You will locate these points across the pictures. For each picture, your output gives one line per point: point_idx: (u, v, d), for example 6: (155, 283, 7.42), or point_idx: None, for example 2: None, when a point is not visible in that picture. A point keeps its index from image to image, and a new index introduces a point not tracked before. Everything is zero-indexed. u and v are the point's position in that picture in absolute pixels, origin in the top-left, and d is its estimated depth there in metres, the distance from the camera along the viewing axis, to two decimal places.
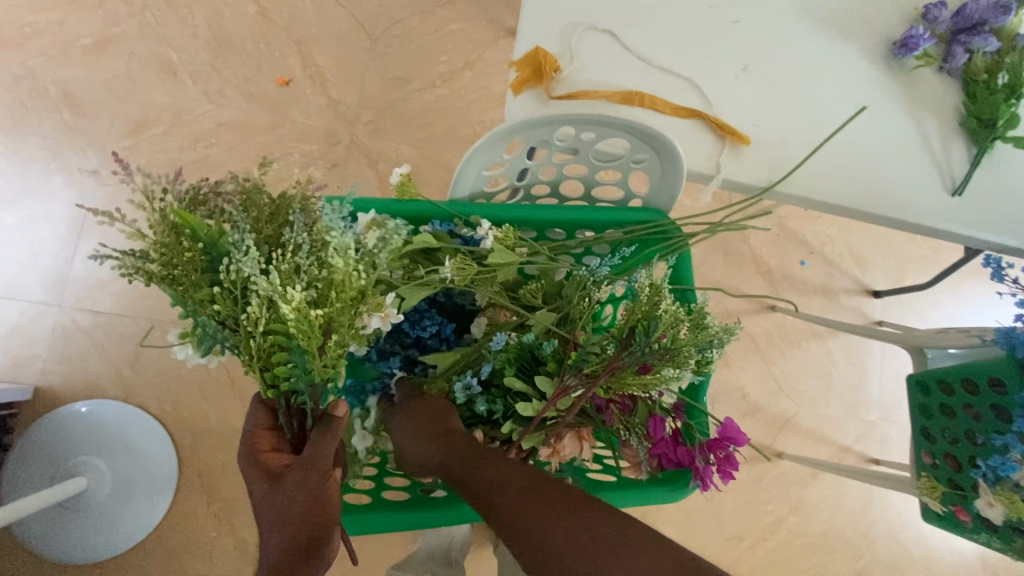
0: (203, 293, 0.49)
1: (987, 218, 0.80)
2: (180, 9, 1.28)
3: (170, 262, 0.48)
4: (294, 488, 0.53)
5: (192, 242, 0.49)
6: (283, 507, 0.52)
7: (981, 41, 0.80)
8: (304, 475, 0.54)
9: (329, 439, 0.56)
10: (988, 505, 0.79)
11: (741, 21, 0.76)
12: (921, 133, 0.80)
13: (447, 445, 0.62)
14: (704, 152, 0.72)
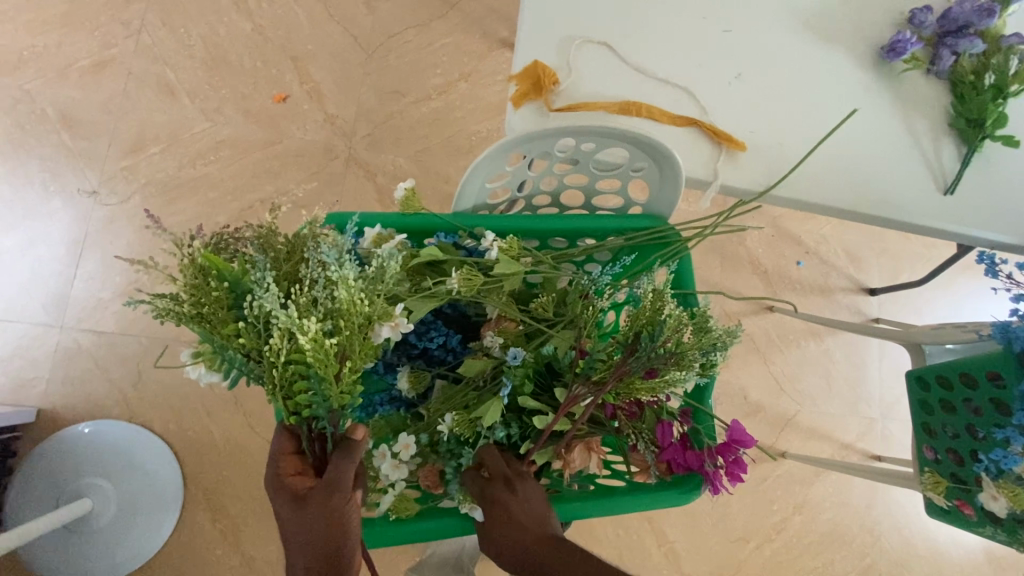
0: (229, 330, 0.51)
1: (979, 216, 0.81)
2: (176, 29, 1.29)
3: (197, 303, 0.51)
4: (316, 513, 0.53)
5: (218, 282, 0.51)
6: (308, 532, 0.53)
7: (968, 43, 0.81)
8: (324, 499, 0.54)
9: (348, 463, 0.55)
10: (991, 499, 0.79)
11: (733, 30, 0.78)
12: (912, 134, 0.82)
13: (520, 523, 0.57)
14: (704, 159, 0.73)
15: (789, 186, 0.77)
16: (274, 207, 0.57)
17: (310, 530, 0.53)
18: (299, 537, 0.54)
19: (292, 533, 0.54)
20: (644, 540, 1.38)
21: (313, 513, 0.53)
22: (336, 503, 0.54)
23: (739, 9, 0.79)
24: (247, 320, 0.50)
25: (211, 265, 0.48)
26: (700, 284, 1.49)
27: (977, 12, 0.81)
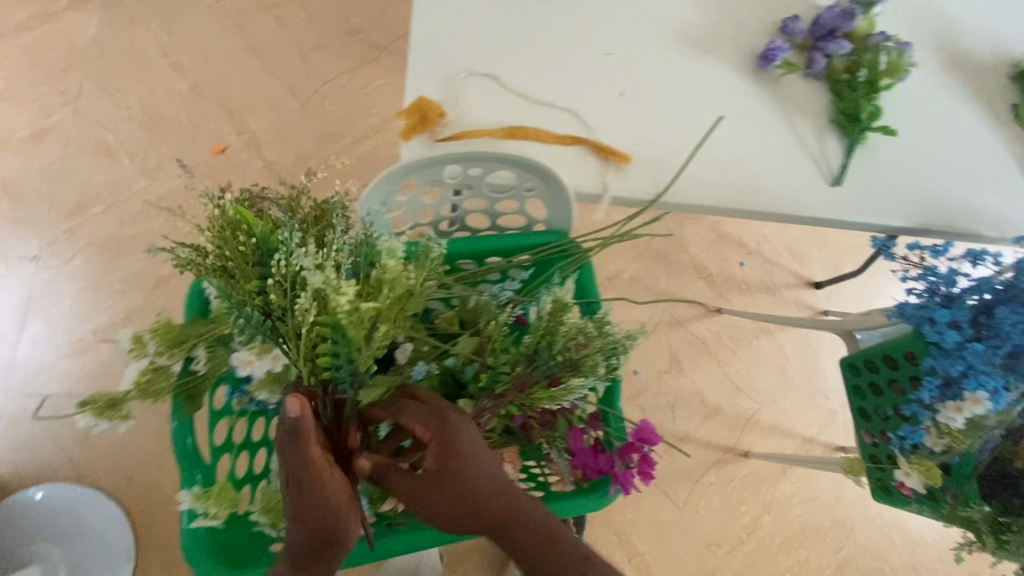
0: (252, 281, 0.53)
1: (867, 205, 0.86)
2: (112, 93, 1.34)
3: (224, 254, 0.53)
4: (304, 489, 0.53)
5: (247, 236, 0.53)
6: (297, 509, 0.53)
7: (836, 46, 0.86)
8: (309, 475, 0.53)
9: (306, 448, 0.52)
10: (906, 475, 0.80)
11: (613, 53, 0.83)
12: (796, 134, 0.87)
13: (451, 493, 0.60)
14: (595, 173, 0.77)
15: (681, 189, 0.81)
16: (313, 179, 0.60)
17: (300, 509, 0.53)
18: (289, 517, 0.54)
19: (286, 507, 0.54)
20: (614, 554, 1.38)
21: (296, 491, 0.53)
22: (320, 479, 0.53)
23: (619, 31, 0.84)
24: (278, 272, 0.51)
25: (244, 220, 0.51)
26: (647, 293, 1.53)
27: (840, 17, 0.86)
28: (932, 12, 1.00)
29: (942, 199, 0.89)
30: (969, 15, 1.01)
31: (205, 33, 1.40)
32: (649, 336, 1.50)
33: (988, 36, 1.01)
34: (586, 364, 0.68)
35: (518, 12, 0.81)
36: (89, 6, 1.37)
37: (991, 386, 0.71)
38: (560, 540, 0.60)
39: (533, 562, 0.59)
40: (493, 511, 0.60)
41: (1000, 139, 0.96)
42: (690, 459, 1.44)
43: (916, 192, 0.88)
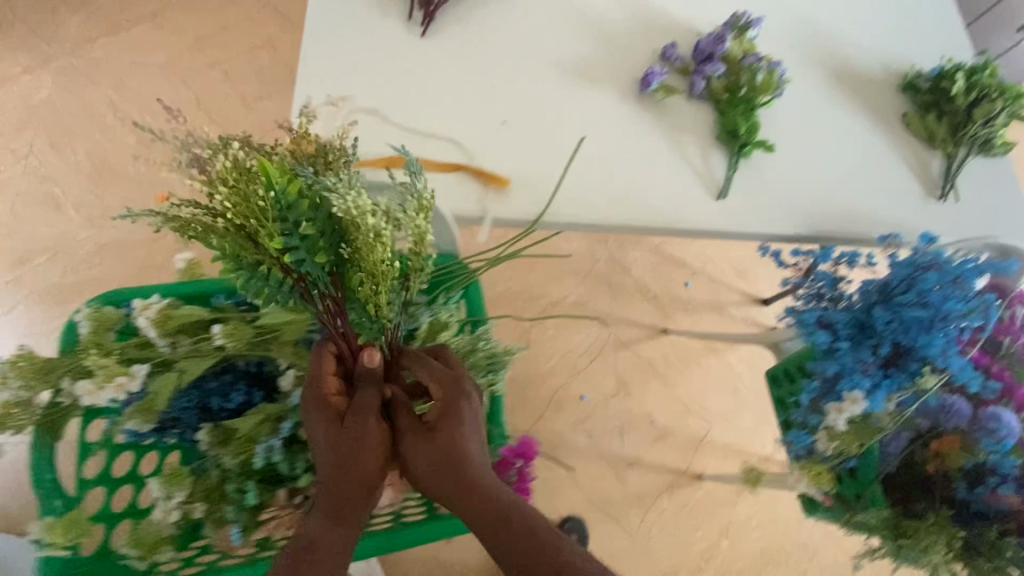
0: (280, 240, 0.53)
1: (751, 214, 0.88)
2: (62, 149, 1.40)
3: (242, 214, 0.51)
4: (350, 435, 0.62)
5: (265, 191, 0.51)
6: (337, 455, 0.61)
7: (712, 68, 0.89)
8: (357, 418, 0.63)
9: (370, 388, 0.65)
10: (799, 480, 0.80)
11: (496, 86, 0.87)
12: (680, 151, 0.89)
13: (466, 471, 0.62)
14: (473, 199, 0.81)
15: (562, 209, 0.84)
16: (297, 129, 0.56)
17: (341, 454, 0.62)
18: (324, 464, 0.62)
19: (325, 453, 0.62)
20: None
21: (344, 434, 0.62)
22: (367, 424, 0.63)
23: (501, 66, 0.88)
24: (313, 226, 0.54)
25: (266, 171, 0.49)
26: (592, 317, 1.53)
27: (715, 42, 0.90)
28: (817, 31, 1.04)
29: (827, 208, 0.92)
30: (853, 33, 1.05)
31: (153, 89, 1.48)
32: (595, 360, 1.49)
33: (875, 52, 1.05)
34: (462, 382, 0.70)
35: (401, 53, 0.86)
36: (43, 71, 1.46)
37: (867, 385, 0.72)
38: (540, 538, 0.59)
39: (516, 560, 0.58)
40: (478, 497, 0.61)
41: (888, 148, 0.98)
42: (640, 484, 1.41)
43: (800, 202, 0.91)
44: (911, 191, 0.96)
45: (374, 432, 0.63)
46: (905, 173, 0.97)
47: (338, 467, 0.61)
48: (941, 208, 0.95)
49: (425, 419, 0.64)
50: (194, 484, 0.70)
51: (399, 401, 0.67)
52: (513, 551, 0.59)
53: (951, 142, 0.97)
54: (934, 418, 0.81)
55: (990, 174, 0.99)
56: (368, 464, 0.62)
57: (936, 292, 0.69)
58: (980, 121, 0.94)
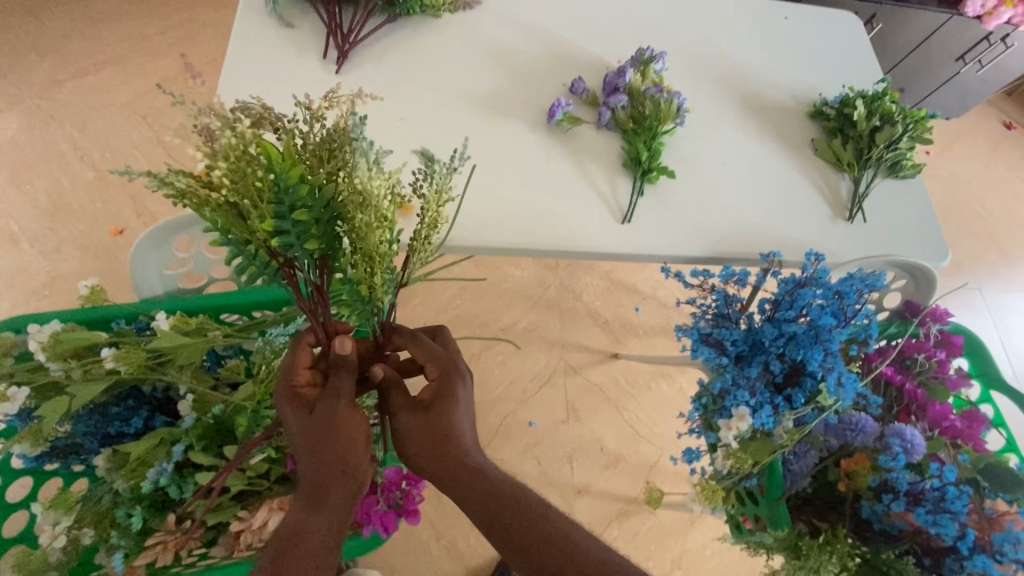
0: (274, 224, 0.46)
1: (656, 235, 0.90)
2: (23, 186, 1.45)
3: (237, 192, 0.44)
4: (329, 425, 0.56)
5: (265, 172, 0.44)
6: (312, 444, 0.55)
7: (615, 100, 0.94)
8: (333, 403, 0.56)
9: (348, 376, 0.59)
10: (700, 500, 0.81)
11: (407, 118, 0.91)
12: (586, 177, 0.92)
13: (457, 450, 0.60)
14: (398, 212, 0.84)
15: (467, 230, 0.85)
16: (338, 97, 0.46)
17: (319, 444, 0.55)
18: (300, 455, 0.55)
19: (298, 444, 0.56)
20: None
21: (320, 422, 0.55)
22: (341, 411, 0.56)
23: (413, 99, 0.92)
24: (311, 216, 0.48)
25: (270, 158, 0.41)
26: (542, 342, 1.54)
27: (618, 76, 0.95)
28: (727, 64, 1.09)
29: (737, 230, 0.93)
30: (762, 66, 1.10)
31: (114, 128, 1.54)
32: (544, 386, 1.49)
33: (785, 83, 1.10)
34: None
35: (316, 91, 0.90)
36: (10, 112, 1.53)
37: (750, 401, 0.73)
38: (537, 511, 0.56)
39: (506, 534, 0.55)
40: (475, 474, 0.58)
41: (797, 172, 1.01)
42: (590, 513, 1.39)
43: (709, 224, 0.93)
44: (820, 212, 0.98)
45: (356, 424, 0.57)
46: (814, 196, 0.99)
47: (314, 457, 0.55)
48: (848, 229, 0.97)
49: (421, 397, 0.62)
50: (82, 509, 0.70)
51: (388, 381, 0.64)
52: (506, 525, 0.55)
53: (857, 166, 1.00)
54: (842, 436, 0.78)
55: (897, 197, 1.02)
56: (349, 452, 0.56)
57: (812, 306, 0.71)
58: (884, 144, 0.97)
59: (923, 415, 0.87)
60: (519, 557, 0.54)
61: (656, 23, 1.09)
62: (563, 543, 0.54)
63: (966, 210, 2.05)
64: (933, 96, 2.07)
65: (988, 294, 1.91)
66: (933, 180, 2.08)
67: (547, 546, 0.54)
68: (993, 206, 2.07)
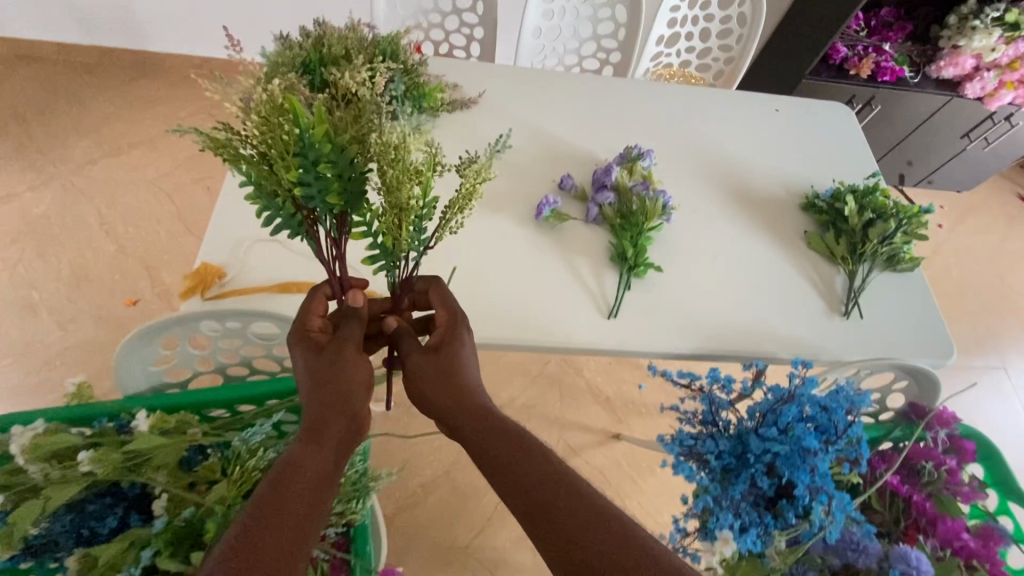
0: (297, 174, 0.54)
1: (644, 330, 0.89)
2: (48, 258, 1.53)
3: (266, 143, 0.53)
4: (331, 362, 0.63)
5: (289, 126, 0.52)
6: (318, 384, 0.62)
7: (602, 196, 0.96)
8: (339, 348, 0.64)
9: (356, 324, 0.67)
10: None
11: None
12: (573, 272, 0.93)
13: (458, 392, 0.63)
14: (446, 182, 1.11)
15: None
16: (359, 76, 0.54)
17: (325, 383, 0.62)
18: (306, 393, 0.61)
19: (305, 383, 0.63)
20: None
21: (326, 363, 0.63)
22: (348, 357, 0.64)
23: None
24: (330, 169, 0.53)
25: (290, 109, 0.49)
26: (541, 421, 1.50)
27: (605, 173, 0.98)
28: (717, 156, 1.11)
29: (728, 325, 0.92)
30: (752, 156, 1.13)
31: (139, 204, 1.64)
32: None
33: (777, 174, 1.11)
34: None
35: None
36: (45, 188, 1.63)
37: (736, 524, 0.68)
38: (532, 445, 0.59)
39: (508, 478, 0.57)
40: (477, 414, 0.62)
41: (790, 266, 1.00)
42: None
43: (698, 319, 0.91)
44: (814, 307, 0.96)
45: (354, 362, 0.64)
46: (808, 291, 0.98)
47: (314, 388, 0.61)
48: (845, 325, 0.95)
49: (431, 341, 0.67)
50: None
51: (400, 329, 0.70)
52: (508, 468, 0.57)
53: (851, 260, 0.98)
54: (842, 556, 0.73)
55: (896, 290, 1.00)
56: (351, 393, 0.63)
57: (798, 425, 0.68)
58: (878, 239, 0.96)
59: (933, 531, 0.81)
60: (523, 504, 0.54)
61: (646, 118, 1.13)
62: (562, 483, 0.55)
63: (984, 284, 1.99)
64: (943, 170, 2.06)
65: (1015, 373, 1.81)
66: (947, 253, 2.04)
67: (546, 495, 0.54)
68: (1013, 281, 2.01)
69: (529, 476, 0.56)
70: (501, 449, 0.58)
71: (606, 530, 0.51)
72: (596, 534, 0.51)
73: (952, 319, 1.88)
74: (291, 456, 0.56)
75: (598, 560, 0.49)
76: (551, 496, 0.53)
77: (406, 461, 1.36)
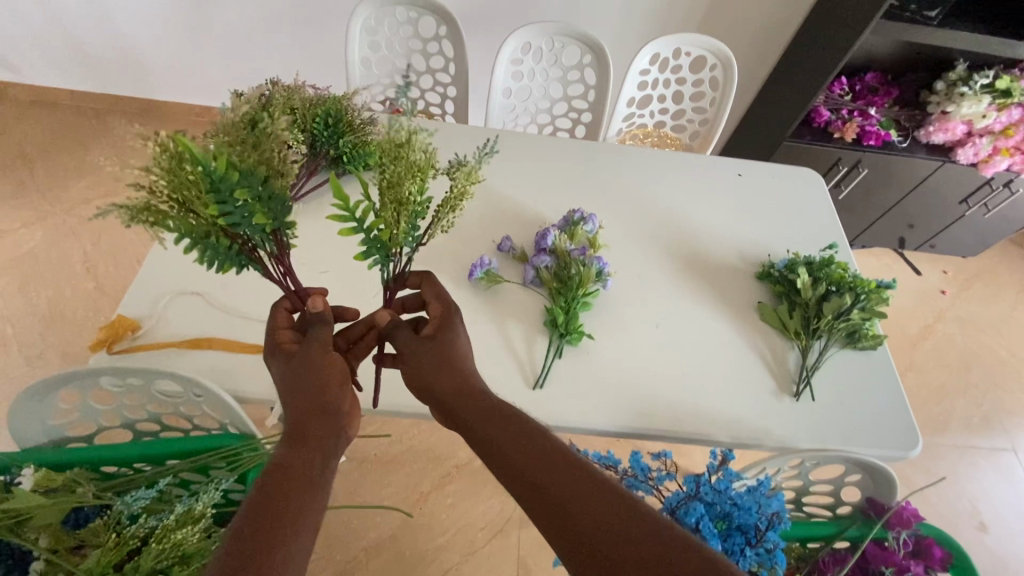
0: (216, 210, 0.49)
1: (571, 402, 0.83)
2: (30, 293, 1.57)
3: (176, 190, 0.48)
4: (305, 365, 0.60)
5: (195, 167, 0.47)
6: (295, 388, 0.59)
7: (539, 260, 0.93)
8: (309, 351, 0.61)
9: (326, 326, 0.63)
10: None
11: (329, 270, 0.95)
12: (504, 337, 0.89)
13: (455, 375, 0.64)
14: (438, 185, 1.13)
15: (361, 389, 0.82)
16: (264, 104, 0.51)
17: (300, 388, 0.59)
18: (284, 400, 0.59)
19: (281, 389, 0.61)
20: None
21: (297, 367, 0.60)
22: (320, 356, 0.61)
23: (343, 258, 0.97)
24: (251, 195, 0.49)
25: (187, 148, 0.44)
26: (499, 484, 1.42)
27: (543, 237, 0.96)
28: (668, 222, 1.08)
29: (664, 403, 0.85)
30: (706, 222, 1.10)
31: (124, 244, 1.69)
32: (495, 538, 1.32)
33: (733, 241, 1.08)
34: (198, 559, 0.71)
35: None
36: (38, 225, 1.70)
37: None
38: (529, 425, 0.60)
39: (503, 452, 0.58)
40: (475, 397, 0.62)
41: (740, 338, 0.95)
42: None
43: (633, 394, 0.86)
44: (763, 386, 0.89)
45: (331, 362, 0.61)
46: (758, 367, 0.91)
47: (292, 394, 0.59)
48: (796, 410, 0.87)
49: (424, 332, 0.66)
50: None
51: (393, 324, 0.67)
52: (503, 444, 0.59)
53: (805, 335, 0.93)
54: None
55: (856, 371, 0.93)
56: (328, 392, 0.60)
57: (704, 524, 0.64)
58: (832, 314, 0.90)
59: None
60: (515, 478, 0.56)
61: (599, 183, 1.13)
62: (550, 455, 0.57)
63: (993, 356, 1.86)
64: (945, 233, 1.98)
65: None
66: (952, 321, 1.93)
67: (539, 470, 0.56)
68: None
69: (521, 449, 0.58)
70: (494, 426, 0.60)
71: (603, 501, 0.53)
72: (591, 509, 0.52)
73: (956, 393, 1.76)
74: (279, 459, 0.56)
75: (597, 534, 0.51)
76: (546, 472, 0.55)
77: (350, 521, 1.30)
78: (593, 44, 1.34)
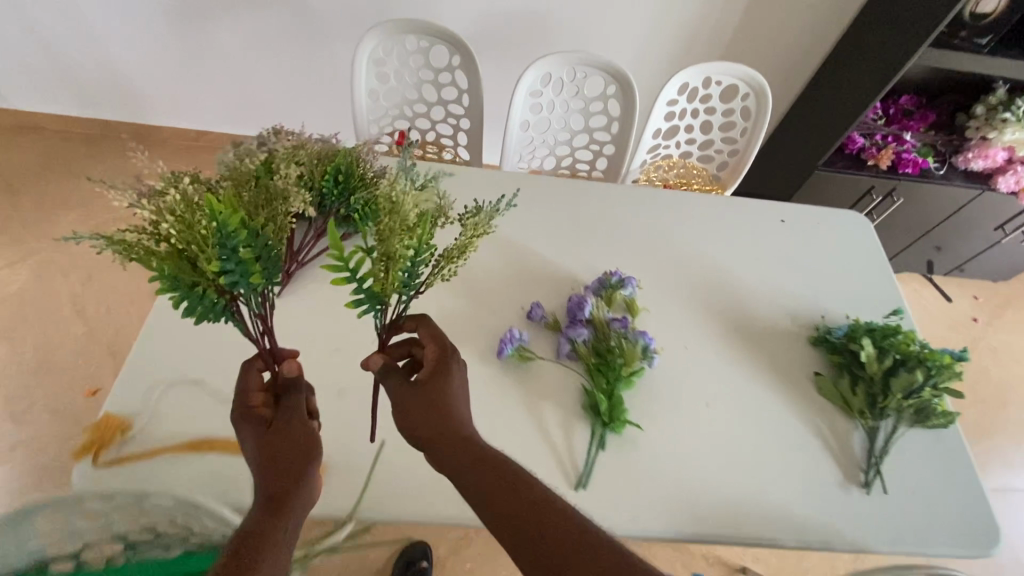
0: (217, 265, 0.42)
1: (619, 504, 0.74)
2: (14, 340, 1.47)
3: (184, 240, 0.43)
4: (283, 437, 0.53)
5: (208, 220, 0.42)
6: (271, 462, 0.52)
7: (575, 332, 0.84)
8: (289, 421, 0.54)
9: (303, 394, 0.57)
10: None
11: (341, 347, 0.85)
12: (539, 425, 0.80)
13: (445, 421, 0.56)
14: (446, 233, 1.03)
15: (379, 500, 0.71)
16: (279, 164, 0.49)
17: (278, 463, 0.52)
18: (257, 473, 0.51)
19: (252, 462, 0.52)
20: None
21: (278, 440, 0.53)
22: (301, 427, 0.54)
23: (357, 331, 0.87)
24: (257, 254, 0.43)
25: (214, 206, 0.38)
26: None
27: (579, 305, 0.86)
28: (710, 279, 0.99)
29: (722, 503, 0.76)
30: (750, 277, 1.01)
31: (116, 283, 1.58)
32: None
33: (781, 300, 0.99)
34: None
35: None
36: (22, 265, 1.59)
37: None
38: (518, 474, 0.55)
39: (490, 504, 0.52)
40: (465, 446, 0.56)
41: (798, 418, 0.86)
42: None
43: (687, 493, 0.76)
44: (827, 476, 0.80)
45: (310, 432, 0.55)
46: (821, 453, 0.82)
47: (266, 466, 0.51)
48: (866, 504, 0.79)
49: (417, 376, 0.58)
50: None
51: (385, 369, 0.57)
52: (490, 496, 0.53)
53: (870, 414, 0.84)
54: None
55: (926, 452, 0.84)
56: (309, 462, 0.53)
57: None
58: (902, 392, 0.81)
59: None
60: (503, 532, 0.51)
61: (633, 234, 1.04)
62: (540, 509, 0.52)
63: None
64: (976, 259, 1.90)
65: None
66: (985, 351, 1.85)
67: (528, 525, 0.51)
68: None
69: (507, 499, 0.53)
70: (481, 475, 0.54)
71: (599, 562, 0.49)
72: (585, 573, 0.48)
73: (993, 430, 1.68)
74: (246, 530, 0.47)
75: None
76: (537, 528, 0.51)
77: None
78: (619, 75, 1.25)
